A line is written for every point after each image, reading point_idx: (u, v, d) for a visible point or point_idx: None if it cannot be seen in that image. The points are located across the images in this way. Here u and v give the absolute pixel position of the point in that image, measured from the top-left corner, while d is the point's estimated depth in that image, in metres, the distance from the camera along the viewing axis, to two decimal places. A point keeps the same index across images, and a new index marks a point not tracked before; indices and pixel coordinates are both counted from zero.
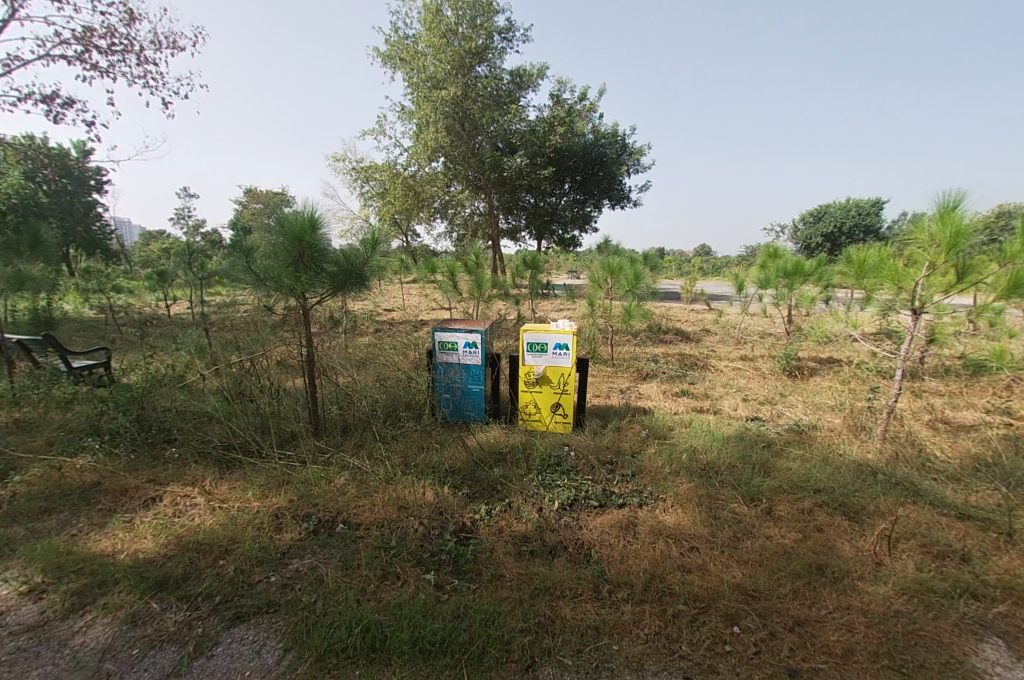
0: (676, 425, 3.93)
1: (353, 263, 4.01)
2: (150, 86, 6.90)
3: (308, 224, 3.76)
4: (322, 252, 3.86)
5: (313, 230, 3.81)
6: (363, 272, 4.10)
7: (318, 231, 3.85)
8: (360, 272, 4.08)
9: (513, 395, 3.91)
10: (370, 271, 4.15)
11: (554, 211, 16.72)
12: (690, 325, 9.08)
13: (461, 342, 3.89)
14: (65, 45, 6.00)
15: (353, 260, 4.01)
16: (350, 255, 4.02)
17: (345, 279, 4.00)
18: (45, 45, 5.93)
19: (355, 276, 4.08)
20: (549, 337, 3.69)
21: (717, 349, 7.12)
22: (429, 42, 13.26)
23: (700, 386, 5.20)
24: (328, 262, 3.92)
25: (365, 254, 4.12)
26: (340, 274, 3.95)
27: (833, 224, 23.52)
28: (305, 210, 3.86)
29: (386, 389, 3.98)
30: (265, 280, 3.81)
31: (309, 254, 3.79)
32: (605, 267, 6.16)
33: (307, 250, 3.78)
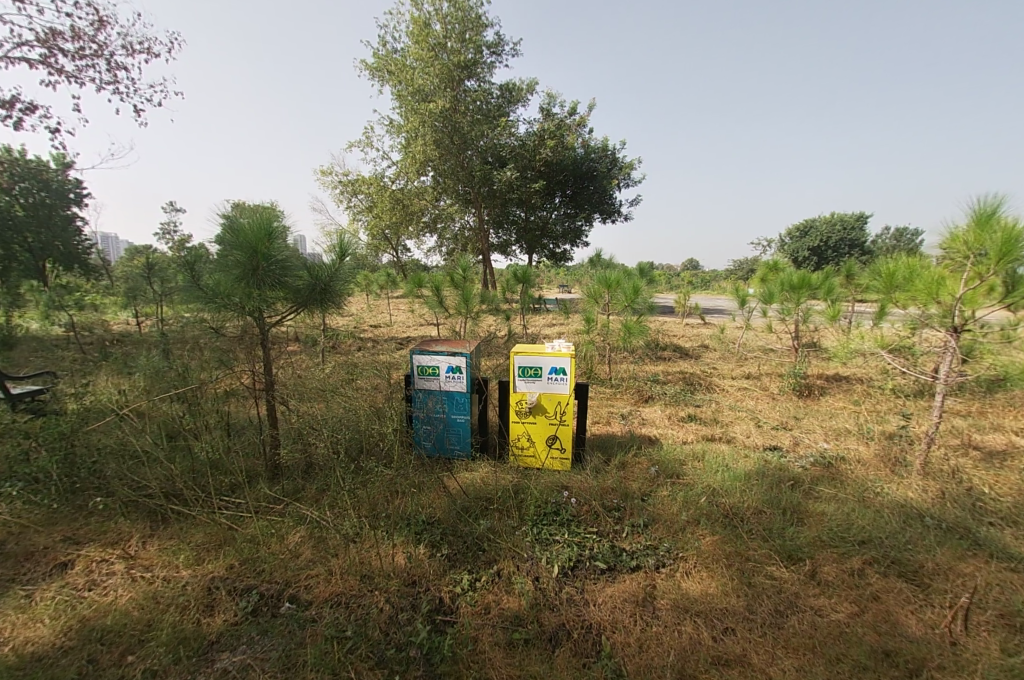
0: (688, 458, 3.45)
1: (320, 276, 3.54)
2: (123, 93, 5.86)
3: (264, 233, 3.27)
4: (281, 265, 3.36)
5: (270, 241, 3.31)
6: (330, 289, 3.61)
7: (276, 242, 3.35)
8: (327, 288, 3.59)
9: (503, 426, 3.41)
10: (338, 288, 3.66)
11: (544, 225, 16.34)
12: (688, 340, 8.68)
13: (442, 366, 3.38)
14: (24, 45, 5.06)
15: (319, 275, 3.52)
16: (315, 269, 3.54)
17: (311, 294, 3.52)
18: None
19: (321, 293, 3.58)
20: (544, 360, 3.20)
21: (719, 366, 6.70)
22: (417, 55, 12.98)
23: (708, 409, 4.76)
24: (288, 277, 3.42)
25: (333, 265, 3.65)
26: (305, 289, 3.48)
27: (820, 238, 23.52)
28: (261, 216, 3.35)
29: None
30: (212, 298, 3.27)
31: (264, 267, 3.28)
32: (602, 281, 5.72)
33: (263, 263, 3.27)
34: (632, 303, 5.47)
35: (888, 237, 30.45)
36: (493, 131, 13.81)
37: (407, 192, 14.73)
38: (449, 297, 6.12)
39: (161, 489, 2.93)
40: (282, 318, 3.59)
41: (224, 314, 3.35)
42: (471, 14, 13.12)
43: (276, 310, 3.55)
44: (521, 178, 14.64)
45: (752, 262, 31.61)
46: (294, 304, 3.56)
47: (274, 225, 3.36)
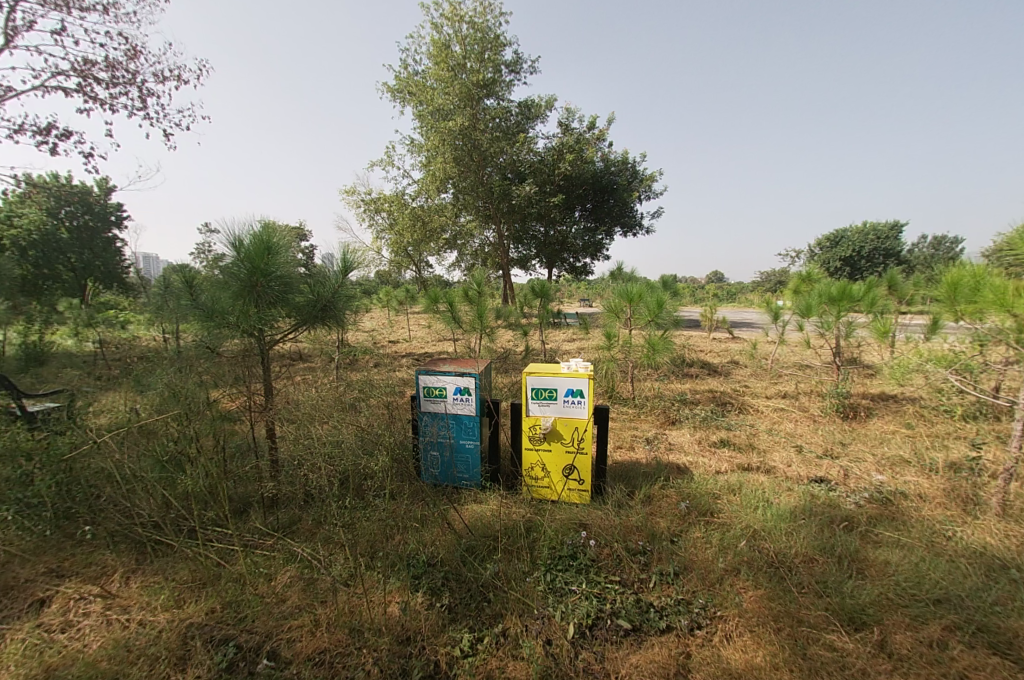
0: (722, 491, 3.09)
1: (322, 292, 3.37)
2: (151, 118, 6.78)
3: (264, 248, 3.11)
4: (281, 282, 3.19)
5: (271, 256, 3.15)
6: (332, 307, 3.43)
7: (276, 258, 3.19)
8: (329, 306, 3.42)
9: (515, 453, 3.12)
10: (342, 306, 3.48)
11: (564, 241, 15.84)
12: (716, 356, 8.24)
13: (450, 388, 3.13)
14: (65, 77, 6.11)
15: (321, 291, 3.35)
16: (318, 287, 3.37)
17: (313, 311, 3.35)
18: (43, 76, 6.04)
19: (323, 311, 3.40)
20: (559, 381, 2.91)
21: (752, 385, 6.27)
22: (437, 75, 13.04)
23: (742, 432, 4.37)
24: (289, 294, 3.25)
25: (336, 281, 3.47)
26: (306, 306, 3.30)
27: (851, 248, 22.61)
28: (260, 231, 3.19)
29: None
30: (207, 317, 3.10)
31: (263, 284, 3.12)
32: (623, 294, 5.41)
33: (262, 280, 3.11)
34: (656, 317, 5.13)
35: (923, 246, 29.15)
36: (512, 148, 13.73)
37: (424, 211, 14.42)
38: (463, 313, 5.87)
39: (142, 510, 2.63)
40: (282, 336, 3.41)
41: (220, 333, 3.17)
42: (490, 34, 13.18)
43: (275, 328, 3.37)
44: (540, 193, 14.55)
45: (780, 274, 30.65)
46: (295, 322, 3.39)
47: (275, 240, 3.21)
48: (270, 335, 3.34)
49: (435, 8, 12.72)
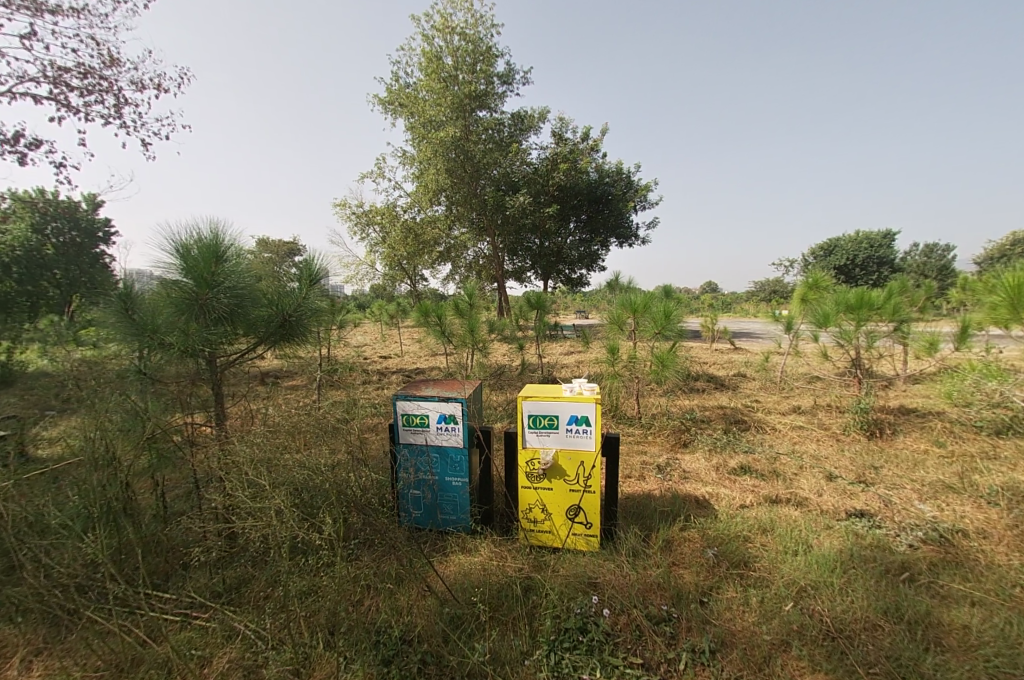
0: (753, 531, 2.66)
1: (284, 305, 2.99)
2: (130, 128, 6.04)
3: (211, 257, 2.69)
4: (232, 296, 2.77)
5: (220, 266, 2.73)
6: (293, 323, 3.02)
7: (227, 268, 2.77)
8: (291, 322, 3.01)
9: (510, 492, 2.67)
10: (306, 322, 3.08)
11: (559, 251, 15.66)
12: (721, 369, 7.85)
13: (432, 415, 2.67)
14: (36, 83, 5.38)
15: (282, 305, 2.97)
16: (277, 300, 2.96)
17: (272, 328, 2.97)
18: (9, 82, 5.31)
19: (283, 327, 3.00)
20: (559, 407, 2.46)
21: (763, 400, 5.88)
22: (429, 87, 12.69)
23: (761, 455, 3.95)
24: (243, 309, 2.83)
25: (301, 292, 3.08)
26: (265, 321, 2.93)
27: (846, 256, 22.43)
28: (211, 237, 2.78)
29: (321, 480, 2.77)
30: (142, 335, 2.64)
31: (210, 298, 2.70)
32: (626, 304, 5.00)
33: (209, 293, 2.69)
34: (664, 328, 4.71)
35: (915, 255, 29.09)
36: (505, 158, 13.43)
37: (417, 223, 13.94)
38: (452, 327, 5.42)
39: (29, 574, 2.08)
40: (234, 355, 2.98)
41: (157, 354, 2.72)
42: (482, 46, 12.91)
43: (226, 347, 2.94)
44: (533, 203, 14.25)
45: (774, 282, 30.48)
46: (249, 339, 2.97)
47: (224, 247, 2.79)
48: (220, 354, 2.93)
49: (426, 20, 12.46)
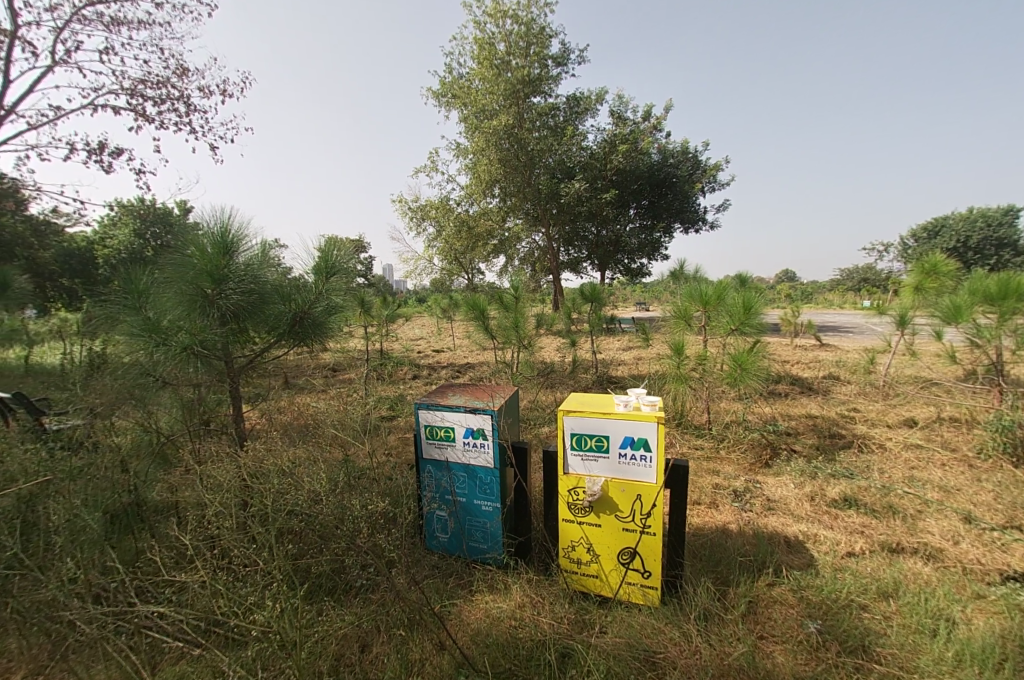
0: (870, 597, 2.04)
1: (300, 303, 2.66)
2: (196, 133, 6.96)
3: (221, 249, 2.39)
4: (245, 293, 2.46)
5: (230, 260, 2.43)
6: (311, 322, 2.70)
7: (236, 261, 2.45)
8: (309, 321, 2.69)
9: (549, 524, 2.21)
10: (325, 321, 2.75)
11: (618, 240, 14.89)
12: (806, 369, 6.88)
13: (457, 429, 2.24)
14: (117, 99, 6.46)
15: (298, 303, 2.65)
16: (294, 298, 2.65)
17: (289, 329, 2.65)
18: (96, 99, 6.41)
19: (300, 327, 2.68)
20: (608, 426, 1.96)
21: (863, 411, 4.97)
22: (481, 75, 12.23)
23: (868, 484, 3.21)
24: (257, 309, 2.53)
25: (318, 288, 2.73)
26: (280, 321, 2.61)
27: (954, 239, 19.58)
28: (217, 227, 2.45)
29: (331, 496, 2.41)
30: (145, 334, 2.31)
31: (221, 296, 2.39)
32: (694, 296, 4.31)
33: (214, 289, 2.36)
34: (743, 325, 3.99)
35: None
36: (561, 145, 12.80)
37: (472, 215, 13.64)
38: (497, 323, 5.00)
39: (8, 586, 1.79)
40: (248, 357, 2.67)
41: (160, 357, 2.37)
42: (536, 28, 12.18)
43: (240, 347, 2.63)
44: (591, 190, 13.49)
45: (864, 269, 27.41)
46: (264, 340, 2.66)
47: (236, 239, 2.49)
48: (234, 357, 2.62)
49: (477, 6, 11.99)
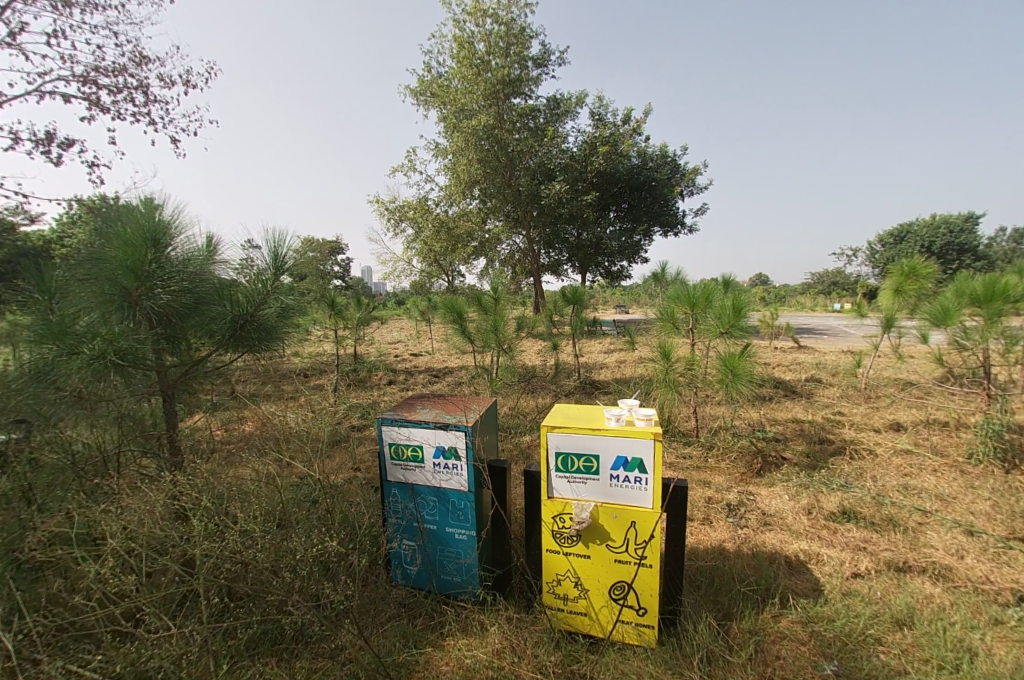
0: (885, 628, 1.86)
1: (243, 303, 2.30)
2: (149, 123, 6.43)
3: (144, 241, 2.03)
4: (175, 293, 2.13)
5: (158, 253, 2.08)
6: (256, 327, 2.36)
7: (164, 254, 2.11)
8: (254, 325, 2.35)
9: (531, 554, 1.96)
10: (274, 325, 2.40)
11: (599, 242, 14.73)
12: (789, 372, 6.81)
13: (426, 449, 1.96)
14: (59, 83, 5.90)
15: (241, 304, 2.29)
16: (236, 298, 2.29)
17: (232, 333, 2.31)
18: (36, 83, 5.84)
19: (242, 332, 2.34)
20: (598, 444, 1.71)
21: (849, 415, 4.87)
22: (460, 74, 11.94)
23: (865, 494, 3.07)
24: (192, 311, 2.20)
25: (264, 289, 2.34)
26: (221, 324, 2.27)
27: (920, 243, 20.10)
28: (141, 215, 2.10)
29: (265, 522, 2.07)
30: (49, 340, 1.93)
31: (146, 296, 2.05)
32: (682, 297, 4.13)
33: (137, 288, 2.01)
34: (732, 327, 3.82)
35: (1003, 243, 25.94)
36: (541, 147, 12.63)
37: (451, 216, 13.33)
38: (475, 326, 4.72)
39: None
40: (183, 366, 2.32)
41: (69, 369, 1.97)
42: (516, 27, 11.96)
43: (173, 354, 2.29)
44: (571, 192, 13.33)
45: (835, 273, 28.06)
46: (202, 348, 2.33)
47: (165, 228, 2.13)
48: (168, 366, 2.27)
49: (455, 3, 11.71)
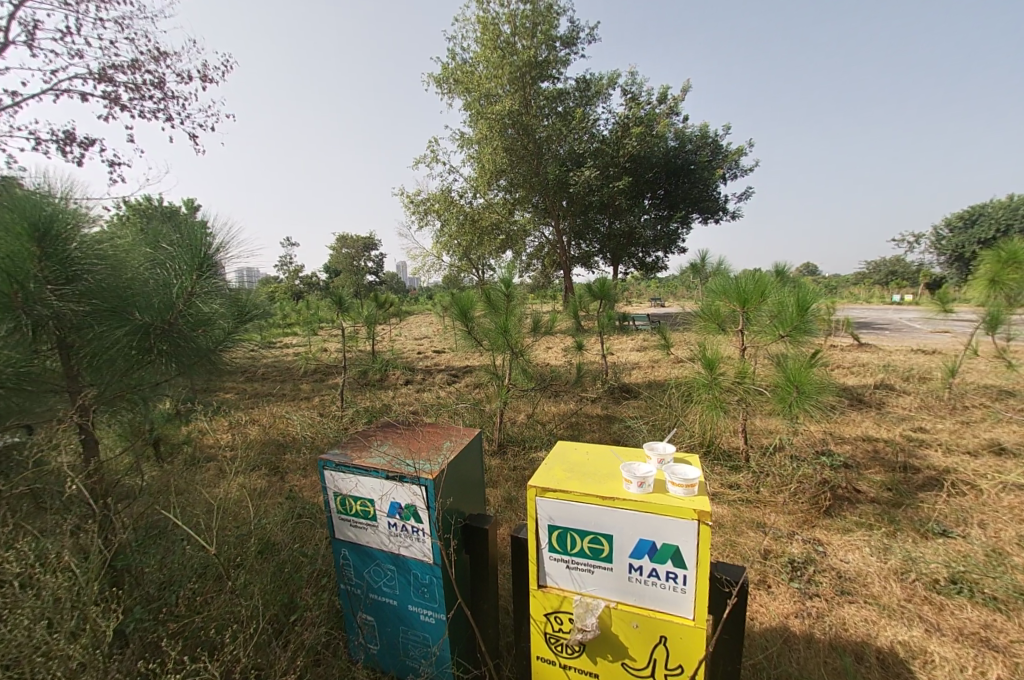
0: None
1: (161, 311, 1.73)
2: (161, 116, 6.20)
3: (26, 232, 1.53)
4: (73, 300, 1.63)
5: (47, 249, 1.57)
6: (177, 344, 1.81)
7: (55, 252, 1.59)
8: (171, 343, 1.79)
9: (519, 656, 1.39)
10: (200, 342, 1.87)
11: (632, 233, 13.62)
12: (852, 375, 5.95)
13: (382, 504, 1.39)
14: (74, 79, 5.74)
15: (155, 313, 1.72)
16: (149, 304, 1.72)
17: (151, 348, 1.75)
18: None
19: (158, 352, 1.78)
20: (611, 518, 1.14)
21: (933, 432, 4.06)
22: (484, 58, 11.36)
23: (972, 551, 2.37)
24: (96, 320, 1.67)
25: (186, 287, 1.76)
26: (134, 337, 1.71)
27: (995, 226, 17.93)
28: (23, 200, 1.58)
29: (158, 592, 1.58)
30: None
31: (32, 301, 1.54)
32: (730, 290, 3.41)
33: (13, 295, 1.51)
34: (794, 329, 3.09)
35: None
36: (570, 132, 11.91)
37: (477, 209, 12.81)
38: (485, 327, 4.18)
39: None
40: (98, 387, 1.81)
41: None
42: (543, 6, 11.25)
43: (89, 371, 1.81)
44: (602, 178, 12.46)
45: (893, 262, 25.86)
46: (120, 368, 1.78)
47: (59, 215, 1.62)
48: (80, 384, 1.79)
49: None
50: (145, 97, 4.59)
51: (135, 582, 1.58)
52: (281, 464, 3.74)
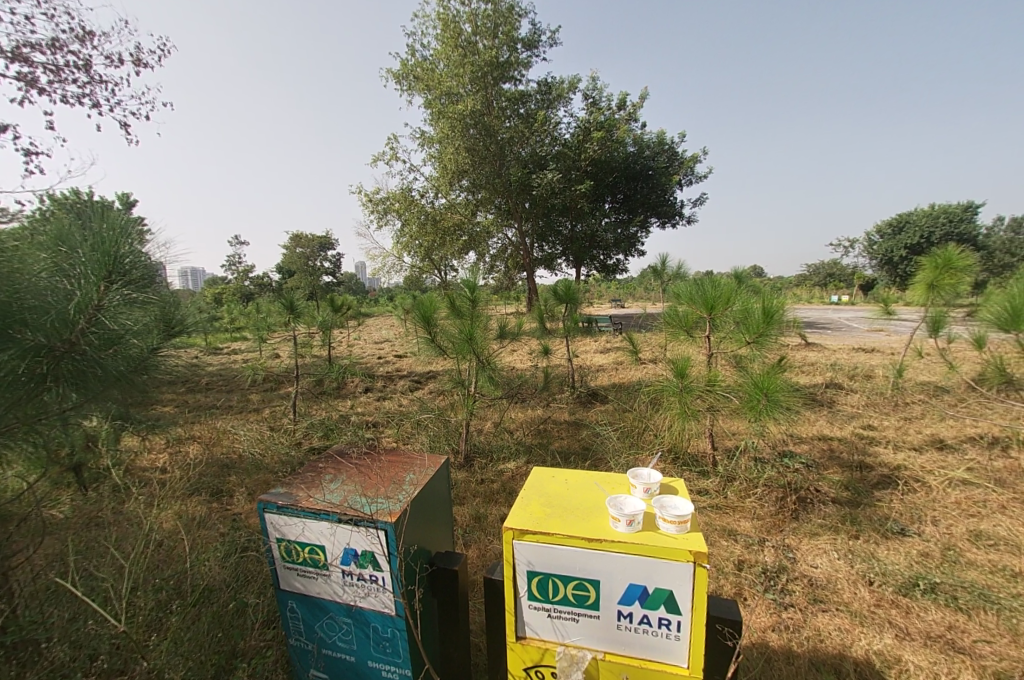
0: None
1: (60, 328, 1.49)
2: None
3: None
4: None
5: None
6: (78, 367, 1.56)
7: None
8: (70, 367, 1.54)
9: None
10: (109, 364, 1.63)
11: (593, 235, 13.82)
12: (805, 374, 6.18)
13: (333, 552, 1.23)
14: None
15: (51, 330, 1.47)
16: (43, 321, 1.47)
17: (44, 373, 1.50)
18: None
19: (55, 377, 1.53)
20: (597, 563, 1.03)
21: (882, 429, 4.24)
22: (445, 55, 11.11)
23: (930, 550, 2.43)
24: None
25: (91, 301, 1.52)
26: (18, 360, 1.44)
27: (919, 232, 19.39)
28: None
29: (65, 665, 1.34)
30: None
31: None
32: (697, 296, 3.40)
33: None
34: (760, 336, 3.12)
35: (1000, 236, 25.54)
36: (533, 135, 11.82)
37: (438, 209, 12.54)
38: (449, 333, 4.01)
39: None
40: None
41: None
42: (504, 6, 11.14)
43: None
44: (564, 181, 12.51)
45: (832, 265, 27.53)
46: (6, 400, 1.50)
47: None
48: None
49: None
50: (69, 82, 4.12)
51: (34, 657, 1.33)
52: (227, 486, 3.44)
